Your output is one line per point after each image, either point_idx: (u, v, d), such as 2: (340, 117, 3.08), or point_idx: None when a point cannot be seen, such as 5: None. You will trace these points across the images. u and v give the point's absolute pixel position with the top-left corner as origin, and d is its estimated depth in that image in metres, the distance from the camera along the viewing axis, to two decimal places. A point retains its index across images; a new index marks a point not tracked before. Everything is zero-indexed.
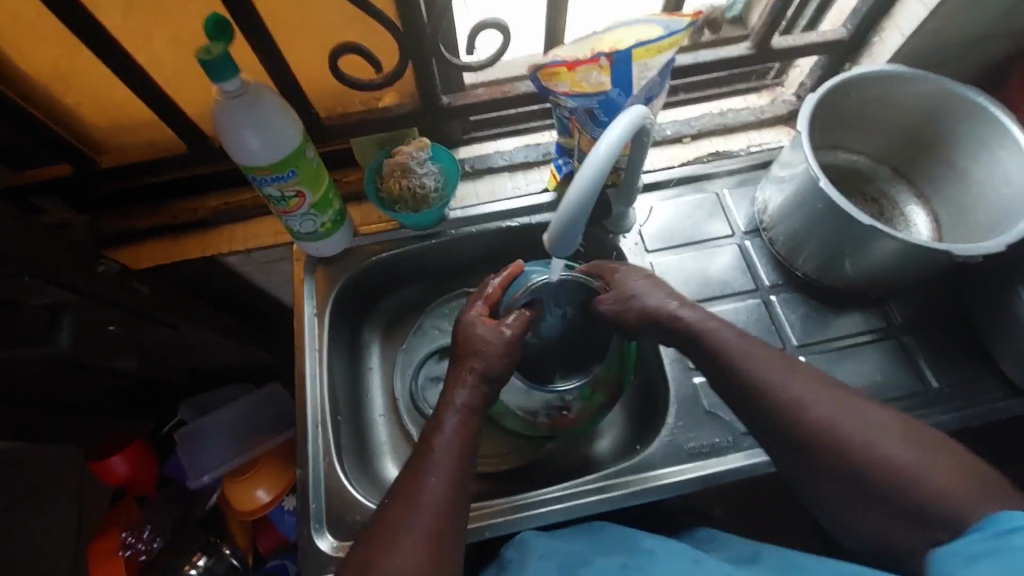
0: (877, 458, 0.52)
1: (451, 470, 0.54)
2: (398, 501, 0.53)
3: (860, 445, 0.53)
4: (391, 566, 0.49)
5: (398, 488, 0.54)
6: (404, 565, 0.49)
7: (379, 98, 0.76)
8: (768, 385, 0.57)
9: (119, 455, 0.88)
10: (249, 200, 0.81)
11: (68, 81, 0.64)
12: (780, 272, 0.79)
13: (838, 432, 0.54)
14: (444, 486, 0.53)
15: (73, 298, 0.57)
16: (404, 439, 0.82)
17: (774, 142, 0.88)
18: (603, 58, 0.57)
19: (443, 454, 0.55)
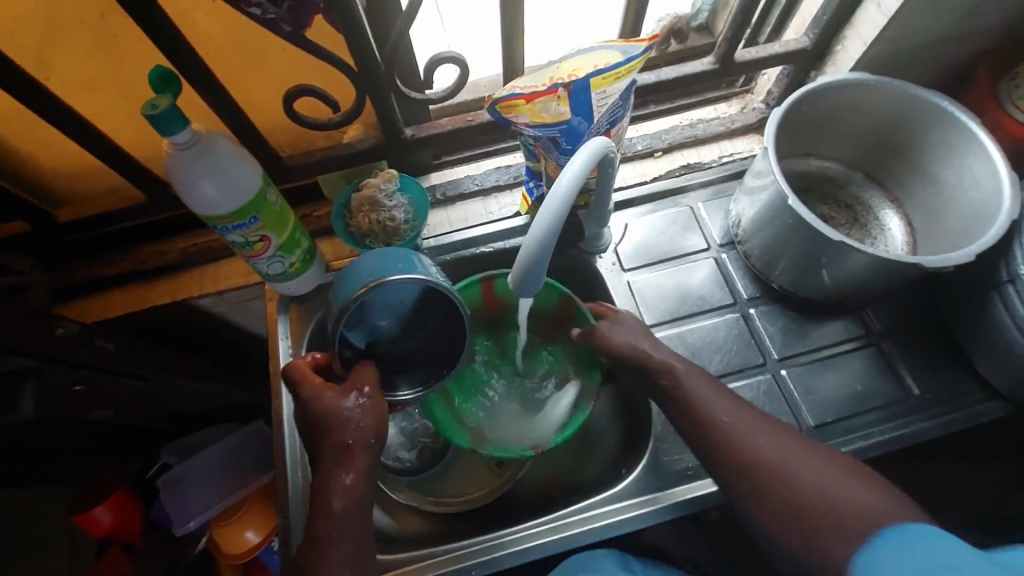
0: (778, 472, 0.54)
1: (353, 497, 0.54)
2: (313, 523, 0.53)
3: (761, 455, 0.55)
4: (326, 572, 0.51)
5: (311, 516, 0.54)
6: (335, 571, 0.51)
7: (343, 132, 0.75)
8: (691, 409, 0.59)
9: (102, 505, 0.85)
10: (217, 241, 0.79)
11: (15, 134, 0.63)
12: (757, 285, 0.79)
13: (742, 443, 0.56)
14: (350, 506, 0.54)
15: (32, 363, 0.56)
16: None
17: (746, 151, 0.87)
18: (561, 88, 0.56)
19: (344, 488, 0.54)
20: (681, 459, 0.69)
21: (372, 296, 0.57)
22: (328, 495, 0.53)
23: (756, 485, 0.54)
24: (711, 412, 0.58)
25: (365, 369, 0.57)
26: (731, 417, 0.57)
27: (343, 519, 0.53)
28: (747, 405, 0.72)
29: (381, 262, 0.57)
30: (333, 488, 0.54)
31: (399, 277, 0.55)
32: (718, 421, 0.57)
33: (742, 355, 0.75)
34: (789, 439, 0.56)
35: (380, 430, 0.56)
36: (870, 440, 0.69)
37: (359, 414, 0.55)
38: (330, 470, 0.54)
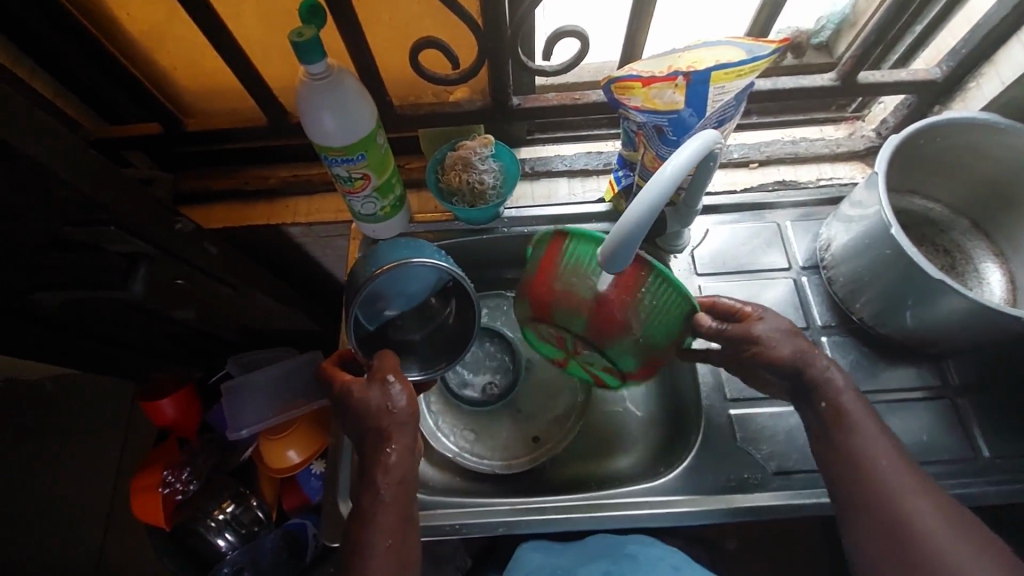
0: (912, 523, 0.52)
1: (395, 478, 0.57)
2: (356, 517, 0.57)
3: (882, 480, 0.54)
4: (370, 544, 0.55)
5: (357, 505, 0.58)
6: (379, 541, 0.55)
7: (450, 92, 0.78)
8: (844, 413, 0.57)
9: (168, 398, 0.92)
10: (316, 175, 0.84)
11: (160, 39, 0.68)
12: (834, 313, 0.77)
13: (902, 500, 0.53)
14: (392, 486, 0.57)
15: (149, 249, 0.61)
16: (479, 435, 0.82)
17: (846, 178, 0.85)
18: (680, 77, 0.56)
19: (386, 481, 0.57)
20: (723, 468, 0.69)
21: (387, 276, 0.66)
22: (376, 471, 0.57)
23: (906, 547, 0.52)
24: (874, 459, 0.55)
25: (388, 359, 0.62)
26: (892, 468, 0.54)
27: (388, 488, 0.57)
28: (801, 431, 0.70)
29: (397, 249, 0.64)
30: (379, 470, 0.57)
31: (416, 261, 0.63)
32: (887, 481, 0.54)
33: None
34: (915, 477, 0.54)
35: (411, 411, 0.59)
36: None
37: (389, 402, 0.59)
38: (372, 449, 0.58)
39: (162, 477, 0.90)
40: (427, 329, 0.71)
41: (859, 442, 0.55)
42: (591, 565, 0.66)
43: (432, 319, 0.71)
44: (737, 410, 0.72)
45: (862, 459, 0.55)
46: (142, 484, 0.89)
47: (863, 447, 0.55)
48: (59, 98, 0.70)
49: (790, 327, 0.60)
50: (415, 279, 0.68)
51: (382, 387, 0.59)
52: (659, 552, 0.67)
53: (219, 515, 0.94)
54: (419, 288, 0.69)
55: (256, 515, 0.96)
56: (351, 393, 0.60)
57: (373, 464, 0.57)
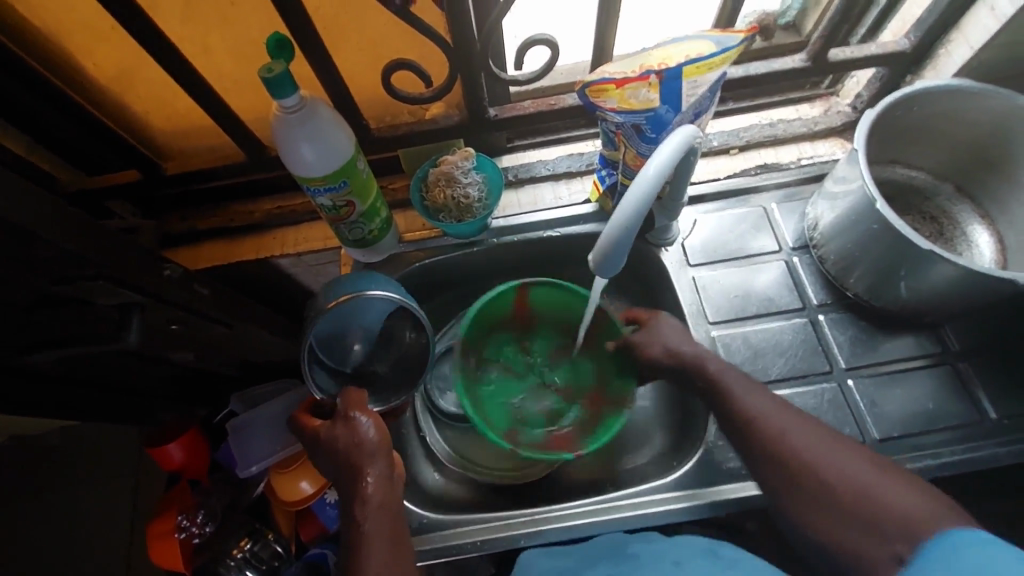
0: (811, 464, 0.57)
1: (378, 506, 0.57)
2: (348, 552, 0.56)
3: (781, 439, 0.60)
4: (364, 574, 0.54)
5: (348, 542, 0.57)
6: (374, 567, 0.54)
7: (427, 109, 0.78)
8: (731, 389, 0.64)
9: (175, 443, 0.92)
10: (301, 205, 0.84)
11: (130, 84, 0.68)
12: (829, 291, 0.77)
13: (785, 432, 0.60)
14: (375, 515, 0.57)
15: (140, 298, 0.61)
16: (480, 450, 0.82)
17: (828, 155, 0.85)
18: (653, 75, 0.57)
19: (370, 511, 0.57)
20: (735, 456, 0.69)
21: (345, 306, 0.66)
22: (357, 503, 0.57)
23: (806, 483, 0.57)
24: (768, 418, 0.61)
25: (351, 395, 0.62)
26: (774, 411, 0.62)
27: (371, 519, 0.57)
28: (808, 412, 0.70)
29: (354, 280, 0.65)
30: (360, 502, 0.57)
31: (373, 293, 0.64)
32: (788, 437, 0.59)
33: (807, 361, 0.73)
34: (810, 426, 0.60)
35: (381, 441, 0.60)
36: (938, 460, 0.66)
37: (359, 436, 0.59)
38: (349, 485, 0.58)
39: (177, 522, 0.90)
40: (388, 360, 0.72)
41: (737, 397, 0.63)
42: (599, 566, 0.61)
43: (392, 352, 0.72)
44: None
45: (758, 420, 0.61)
46: (158, 530, 0.89)
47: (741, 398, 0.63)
48: (35, 154, 0.69)
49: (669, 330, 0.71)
50: (373, 312, 0.69)
51: (348, 423, 0.60)
52: (661, 548, 0.62)
53: (236, 554, 0.93)
54: (378, 321, 0.70)
55: (274, 550, 0.95)
56: (319, 436, 0.61)
57: (356, 492, 0.58)
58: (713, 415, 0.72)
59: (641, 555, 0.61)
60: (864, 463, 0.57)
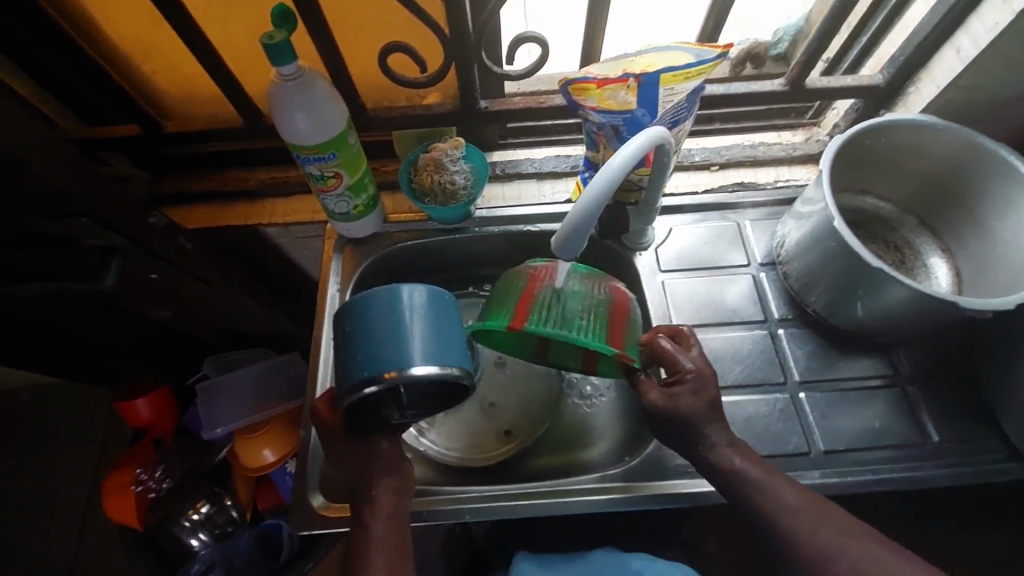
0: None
1: (387, 517, 0.60)
2: (349, 558, 0.58)
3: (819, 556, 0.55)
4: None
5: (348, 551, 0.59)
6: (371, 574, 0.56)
7: (422, 97, 0.81)
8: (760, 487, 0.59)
9: (142, 398, 0.95)
10: (293, 177, 0.87)
11: (136, 42, 0.70)
12: (791, 307, 0.80)
13: (831, 551, 0.54)
14: (383, 524, 0.59)
15: (124, 244, 0.63)
16: (467, 437, 0.83)
17: (803, 180, 0.89)
18: (632, 79, 0.60)
19: (379, 523, 0.59)
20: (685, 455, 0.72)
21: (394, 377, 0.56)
22: (365, 512, 0.60)
23: None
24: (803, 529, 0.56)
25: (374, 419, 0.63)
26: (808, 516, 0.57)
27: (379, 524, 0.59)
28: (758, 419, 0.73)
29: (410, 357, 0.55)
30: (370, 513, 0.60)
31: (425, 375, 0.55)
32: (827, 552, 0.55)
33: (762, 371, 0.76)
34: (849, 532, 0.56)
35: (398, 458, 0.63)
36: (878, 475, 0.69)
37: (380, 451, 0.62)
38: (362, 491, 0.61)
39: (136, 475, 0.92)
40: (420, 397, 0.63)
41: (770, 500, 0.58)
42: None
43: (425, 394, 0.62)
44: None
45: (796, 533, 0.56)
46: (115, 482, 0.91)
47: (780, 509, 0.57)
48: (37, 99, 0.72)
49: (700, 396, 0.62)
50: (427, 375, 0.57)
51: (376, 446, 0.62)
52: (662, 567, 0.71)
53: (191, 516, 0.92)
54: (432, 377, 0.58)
55: (230, 515, 0.95)
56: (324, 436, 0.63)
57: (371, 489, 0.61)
58: None
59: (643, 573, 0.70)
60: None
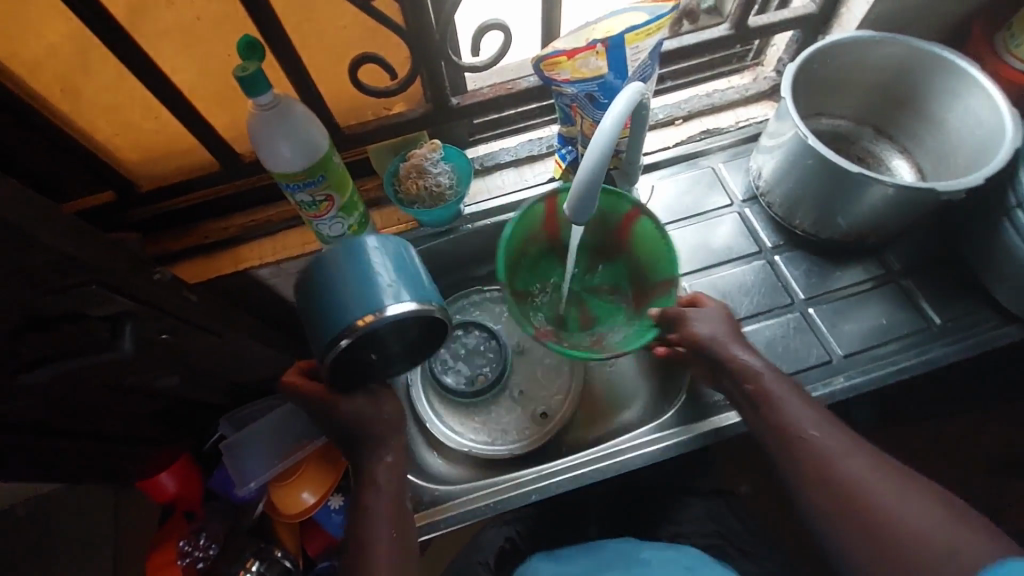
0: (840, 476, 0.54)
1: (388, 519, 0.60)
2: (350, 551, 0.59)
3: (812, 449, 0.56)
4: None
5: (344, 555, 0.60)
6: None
7: (389, 108, 0.82)
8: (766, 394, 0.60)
9: (165, 471, 0.94)
10: (274, 215, 0.86)
11: (95, 106, 0.69)
12: (780, 233, 0.84)
13: (825, 449, 0.56)
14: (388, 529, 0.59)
15: (131, 306, 0.62)
16: (504, 431, 0.84)
17: (761, 116, 0.94)
18: (599, 44, 0.63)
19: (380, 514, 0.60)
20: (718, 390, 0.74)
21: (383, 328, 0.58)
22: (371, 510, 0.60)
23: (830, 488, 0.54)
24: (799, 423, 0.58)
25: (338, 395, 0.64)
26: (859, 455, 0.55)
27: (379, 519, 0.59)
28: (778, 341, 0.76)
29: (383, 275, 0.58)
30: (370, 495, 0.61)
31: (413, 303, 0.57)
32: (822, 449, 0.56)
33: (770, 297, 0.79)
34: (854, 443, 0.57)
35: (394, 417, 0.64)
36: (897, 366, 0.73)
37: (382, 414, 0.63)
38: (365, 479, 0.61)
39: (179, 548, 0.91)
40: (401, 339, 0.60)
41: (777, 410, 0.59)
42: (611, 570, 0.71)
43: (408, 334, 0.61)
44: None
45: (790, 429, 0.58)
46: (159, 562, 0.89)
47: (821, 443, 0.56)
48: None
49: (721, 324, 0.66)
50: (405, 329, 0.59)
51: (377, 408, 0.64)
52: (672, 554, 0.72)
53: (246, 575, 0.88)
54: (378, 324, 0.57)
55: (284, 566, 0.90)
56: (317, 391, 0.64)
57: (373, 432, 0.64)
58: None
59: (652, 560, 0.71)
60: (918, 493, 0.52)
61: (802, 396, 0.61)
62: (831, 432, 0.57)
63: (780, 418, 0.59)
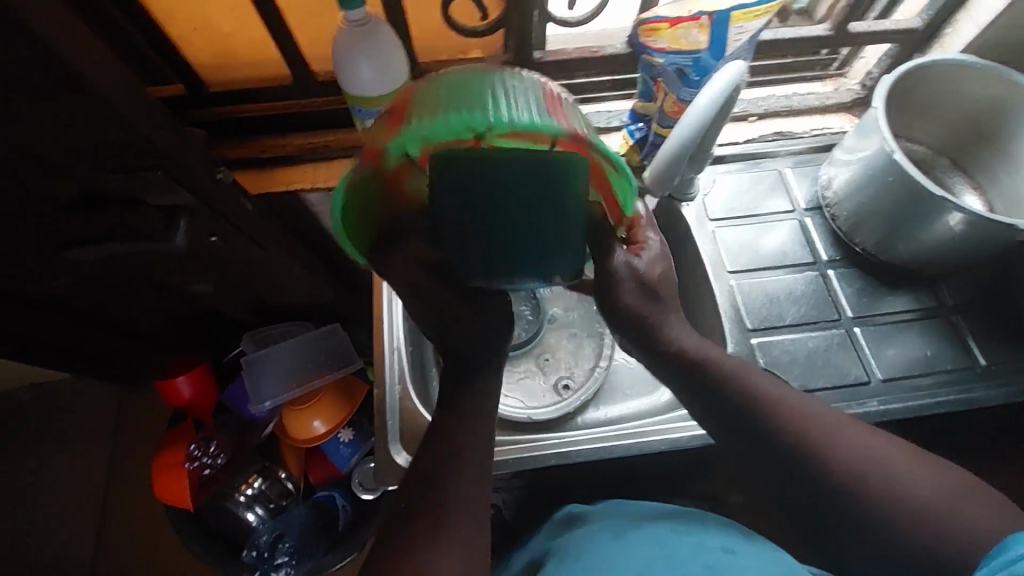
0: (831, 468, 0.54)
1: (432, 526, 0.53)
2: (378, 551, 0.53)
3: (808, 442, 0.55)
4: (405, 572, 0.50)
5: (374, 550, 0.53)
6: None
7: (464, 52, 0.80)
8: (746, 389, 0.60)
9: (184, 378, 0.92)
10: (332, 142, 0.84)
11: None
12: (838, 248, 0.82)
13: (822, 444, 0.55)
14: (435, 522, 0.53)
15: (192, 201, 0.62)
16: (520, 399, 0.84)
17: (838, 128, 0.91)
18: (705, 17, 0.60)
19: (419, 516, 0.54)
20: None
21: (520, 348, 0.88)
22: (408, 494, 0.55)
23: (820, 480, 0.54)
24: (789, 414, 0.57)
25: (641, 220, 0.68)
26: (853, 444, 0.55)
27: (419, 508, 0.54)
28: (819, 353, 0.75)
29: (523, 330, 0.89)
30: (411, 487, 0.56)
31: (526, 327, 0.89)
32: (806, 440, 0.55)
33: (817, 310, 0.78)
34: (854, 433, 0.56)
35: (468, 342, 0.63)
36: (934, 398, 0.72)
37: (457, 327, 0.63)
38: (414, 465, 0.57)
39: (189, 452, 0.91)
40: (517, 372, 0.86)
41: (757, 402, 0.59)
42: (660, 522, 0.70)
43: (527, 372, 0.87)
44: (759, 339, 0.76)
45: (784, 418, 0.57)
46: (166, 462, 0.90)
47: (808, 444, 0.55)
48: None
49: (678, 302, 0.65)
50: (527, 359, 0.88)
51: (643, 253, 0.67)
52: (737, 541, 0.66)
53: (246, 490, 0.92)
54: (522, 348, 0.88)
55: (284, 488, 0.95)
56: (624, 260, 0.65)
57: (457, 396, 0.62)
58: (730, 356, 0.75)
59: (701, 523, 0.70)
60: (917, 472, 0.52)
61: (790, 390, 0.60)
62: (828, 423, 0.57)
63: (758, 410, 0.58)
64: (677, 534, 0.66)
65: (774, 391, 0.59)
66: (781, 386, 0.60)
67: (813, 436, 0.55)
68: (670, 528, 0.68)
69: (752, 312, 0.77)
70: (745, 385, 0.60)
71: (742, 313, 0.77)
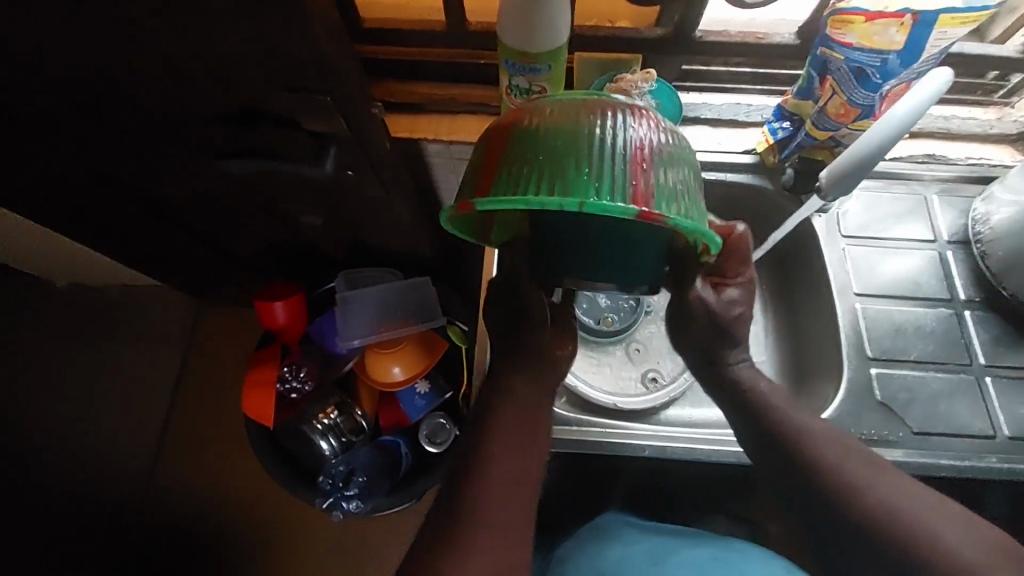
0: (862, 505, 0.57)
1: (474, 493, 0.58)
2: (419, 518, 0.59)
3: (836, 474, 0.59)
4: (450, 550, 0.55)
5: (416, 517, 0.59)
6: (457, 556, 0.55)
7: (612, 21, 0.76)
8: (778, 412, 0.63)
9: (281, 303, 0.95)
10: (461, 95, 0.82)
11: None
12: (979, 289, 0.76)
13: (852, 478, 0.58)
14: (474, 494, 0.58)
15: (343, 133, 0.63)
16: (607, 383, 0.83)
17: (998, 160, 0.84)
18: (909, 15, 0.56)
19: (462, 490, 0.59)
20: (864, 425, 0.69)
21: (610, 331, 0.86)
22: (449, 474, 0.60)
23: (850, 514, 0.57)
24: (819, 445, 0.61)
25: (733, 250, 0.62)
26: (880, 483, 0.58)
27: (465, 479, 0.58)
28: (942, 396, 0.70)
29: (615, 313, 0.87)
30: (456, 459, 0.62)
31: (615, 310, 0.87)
32: (838, 476, 0.59)
33: (947, 350, 0.73)
34: (880, 471, 0.59)
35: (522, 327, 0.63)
36: None
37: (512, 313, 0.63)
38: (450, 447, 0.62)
39: (280, 374, 0.96)
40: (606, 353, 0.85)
41: (792, 430, 0.62)
42: (701, 547, 0.71)
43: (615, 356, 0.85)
44: (877, 369, 0.72)
45: (815, 452, 0.60)
46: (256, 380, 0.94)
47: (837, 479, 0.59)
48: None
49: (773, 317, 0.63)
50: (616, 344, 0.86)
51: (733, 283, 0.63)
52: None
53: (320, 421, 0.97)
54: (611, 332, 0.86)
55: (357, 424, 0.99)
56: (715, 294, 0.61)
57: (507, 380, 0.62)
58: (844, 381, 0.71)
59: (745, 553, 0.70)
60: (939, 513, 0.55)
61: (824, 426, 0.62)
62: (856, 461, 0.60)
63: (796, 440, 0.61)
64: (716, 564, 0.68)
65: (809, 425, 0.62)
66: (812, 419, 0.63)
67: (837, 468, 0.59)
68: (711, 556, 0.69)
69: (874, 340, 0.73)
70: (784, 414, 0.62)
71: (863, 339, 0.73)
